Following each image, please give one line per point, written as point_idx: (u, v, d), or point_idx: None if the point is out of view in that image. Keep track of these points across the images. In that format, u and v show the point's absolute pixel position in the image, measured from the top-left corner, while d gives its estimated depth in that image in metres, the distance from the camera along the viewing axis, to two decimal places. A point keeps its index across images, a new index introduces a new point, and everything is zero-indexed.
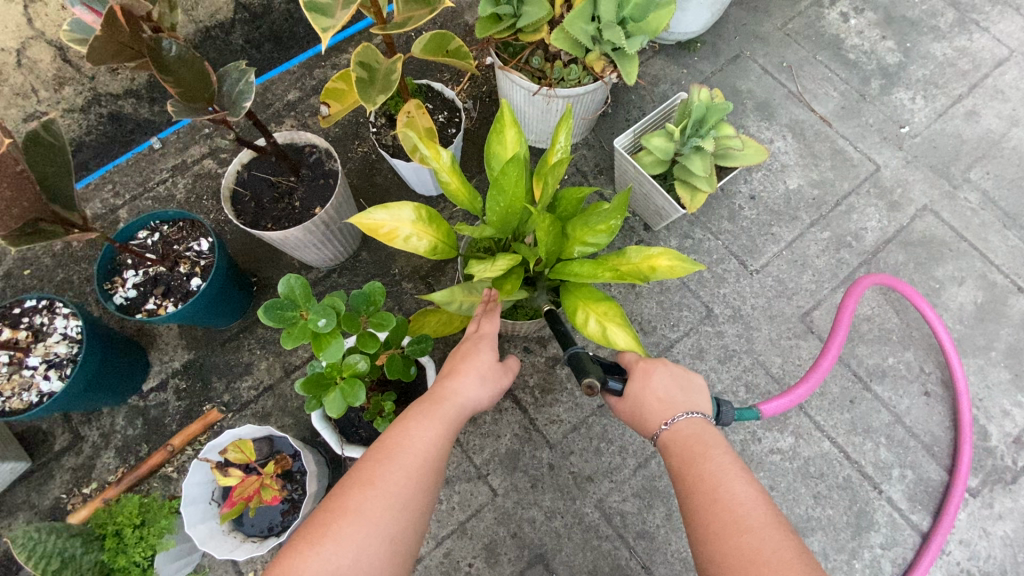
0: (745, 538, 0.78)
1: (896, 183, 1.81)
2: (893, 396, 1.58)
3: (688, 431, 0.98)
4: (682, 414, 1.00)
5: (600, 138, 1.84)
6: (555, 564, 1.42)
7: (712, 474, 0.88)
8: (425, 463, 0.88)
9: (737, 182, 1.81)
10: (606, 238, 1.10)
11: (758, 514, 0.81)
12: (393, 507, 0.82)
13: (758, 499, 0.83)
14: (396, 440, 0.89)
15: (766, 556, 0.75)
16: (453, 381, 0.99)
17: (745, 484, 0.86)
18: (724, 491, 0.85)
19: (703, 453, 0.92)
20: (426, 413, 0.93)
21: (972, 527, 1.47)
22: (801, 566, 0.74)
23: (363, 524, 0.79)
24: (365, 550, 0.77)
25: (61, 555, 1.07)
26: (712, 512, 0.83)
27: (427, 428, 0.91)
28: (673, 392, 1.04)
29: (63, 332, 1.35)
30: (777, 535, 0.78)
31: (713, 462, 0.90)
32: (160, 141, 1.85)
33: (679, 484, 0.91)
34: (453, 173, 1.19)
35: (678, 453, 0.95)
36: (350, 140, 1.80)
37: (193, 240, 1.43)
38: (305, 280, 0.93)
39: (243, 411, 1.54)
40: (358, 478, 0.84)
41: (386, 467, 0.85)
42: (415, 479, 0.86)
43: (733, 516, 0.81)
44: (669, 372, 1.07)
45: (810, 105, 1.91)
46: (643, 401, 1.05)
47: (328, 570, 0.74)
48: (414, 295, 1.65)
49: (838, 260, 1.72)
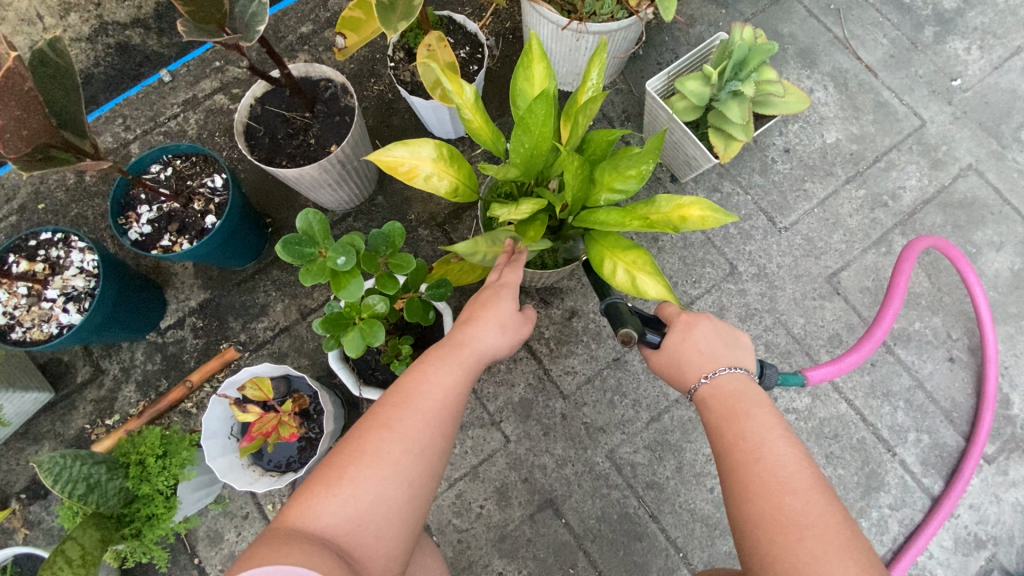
0: (789, 500, 0.78)
1: (941, 140, 1.71)
2: (916, 361, 1.55)
3: (729, 386, 0.96)
4: (724, 368, 0.98)
5: (629, 82, 1.74)
6: (565, 509, 1.45)
7: (754, 434, 0.87)
8: (442, 408, 0.87)
9: (772, 134, 1.71)
10: (636, 184, 1.05)
11: (802, 477, 0.81)
12: (411, 452, 0.82)
13: (802, 464, 0.83)
14: (414, 386, 0.88)
15: (809, 520, 0.76)
16: (470, 329, 0.96)
17: (789, 447, 0.85)
18: (768, 452, 0.84)
19: (746, 412, 0.91)
20: (444, 358, 0.92)
21: (984, 493, 1.47)
22: (845, 534, 0.75)
23: (380, 468, 0.79)
24: (383, 493, 0.78)
25: (87, 480, 1.09)
26: (753, 472, 0.83)
27: (446, 374, 0.90)
28: (715, 345, 1.02)
29: (79, 266, 1.34)
30: (821, 500, 0.78)
31: (756, 421, 0.89)
32: (170, 73, 1.77)
33: (717, 441, 0.91)
34: (476, 110, 1.13)
35: (717, 410, 0.94)
36: (365, 78, 1.72)
37: (206, 175, 1.40)
38: (323, 216, 0.89)
39: (259, 351, 1.55)
40: (375, 421, 0.83)
41: (403, 412, 0.84)
42: (432, 424, 0.85)
43: (776, 478, 0.81)
44: (712, 328, 1.04)
45: (856, 53, 1.78)
46: (682, 353, 1.03)
47: (346, 510, 0.75)
48: (431, 242, 1.62)
49: (872, 220, 1.64)
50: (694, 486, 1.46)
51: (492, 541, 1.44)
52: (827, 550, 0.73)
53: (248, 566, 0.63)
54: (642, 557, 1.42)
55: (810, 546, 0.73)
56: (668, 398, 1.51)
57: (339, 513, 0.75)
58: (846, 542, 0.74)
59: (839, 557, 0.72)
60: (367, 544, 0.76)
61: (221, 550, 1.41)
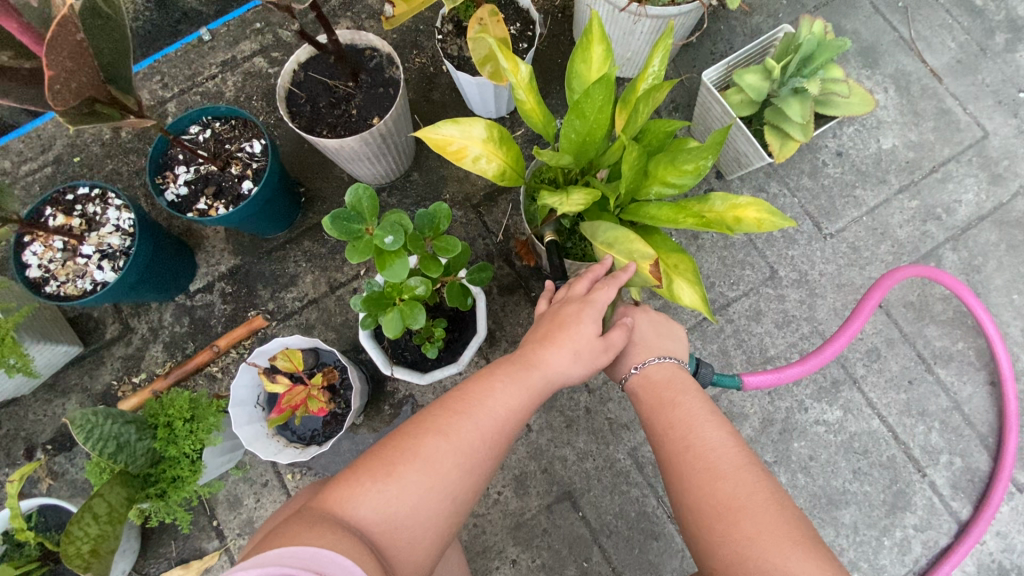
0: (720, 484, 0.82)
1: (1003, 154, 1.63)
2: (955, 382, 1.50)
3: (658, 376, 1.01)
4: (654, 358, 1.03)
5: (679, 71, 1.68)
6: (582, 503, 1.44)
7: (682, 421, 0.91)
8: (500, 430, 0.85)
9: (825, 135, 1.64)
10: (692, 179, 1.00)
11: (731, 457, 0.85)
12: (463, 467, 0.80)
13: (730, 444, 0.87)
14: (479, 397, 0.86)
15: (739, 500, 0.79)
16: (548, 351, 0.91)
17: (715, 429, 0.89)
18: (695, 438, 0.88)
19: (672, 400, 0.96)
20: (514, 377, 0.89)
21: (1013, 521, 1.44)
22: (773, 508, 0.79)
23: (430, 475, 0.78)
24: (426, 500, 0.77)
25: (116, 440, 1.09)
26: (686, 459, 0.87)
27: (512, 394, 0.87)
28: (649, 337, 1.06)
29: (115, 223, 1.34)
30: (749, 478, 0.82)
31: (682, 409, 0.94)
32: (210, 33, 1.74)
33: (651, 430, 0.95)
34: (529, 90, 1.09)
35: (646, 400, 0.99)
36: (408, 49, 1.68)
37: (245, 140, 1.37)
38: (373, 192, 0.86)
39: (287, 321, 1.54)
40: (431, 424, 0.82)
41: (461, 422, 0.83)
42: (488, 444, 0.84)
43: (706, 462, 0.85)
44: (649, 321, 1.08)
45: (921, 55, 1.69)
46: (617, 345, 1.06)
47: (386, 509, 0.75)
48: (464, 224, 1.58)
49: (923, 232, 1.58)
50: None
51: (508, 529, 1.43)
52: (759, 529, 0.76)
53: (292, 543, 0.64)
54: (657, 557, 1.41)
55: (745, 527, 0.77)
56: None
57: (379, 510, 0.74)
58: (778, 515, 0.78)
59: (773, 534, 0.76)
60: (400, 547, 0.75)
61: (240, 515, 1.43)
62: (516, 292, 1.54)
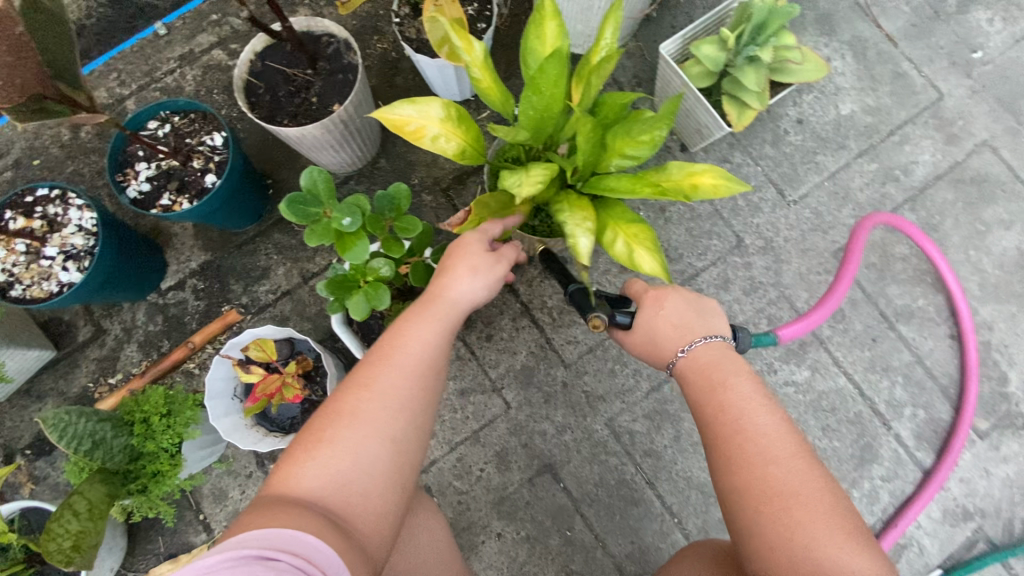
0: (772, 471, 0.83)
1: (958, 114, 1.67)
2: (917, 337, 1.55)
3: (706, 357, 1.00)
4: (700, 339, 1.01)
5: (641, 46, 1.69)
6: (563, 474, 1.47)
7: (734, 406, 0.91)
8: (422, 362, 0.87)
9: (785, 104, 1.67)
10: (648, 150, 1.02)
11: (782, 445, 0.86)
12: (393, 408, 0.82)
13: (783, 431, 0.88)
14: (395, 341, 0.87)
15: (790, 489, 0.81)
16: (449, 280, 0.93)
17: (768, 416, 0.90)
18: (749, 425, 0.88)
19: (723, 383, 0.95)
20: (422, 316, 0.90)
21: (974, 467, 1.51)
22: (829, 498, 0.81)
23: (360, 427, 0.80)
24: (365, 451, 0.79)
25: (92, 437, 1.10)
26: (737, 445, 0.87)
27: (426, 329, 0.89)
28: (687, 317, 1.04)
29: (78, 223, 1.32)
30: (801, 467, 0.84)
31: (735, 393, 0.93)
32: (166, 26, 1.71)
33: (699, 411, 0.95)
34: (485, 69, 1.09)
35: (695, 381, 0.98)
36: (368, 35, 1.66)
37: (205, 133, 1.36)
38: (328, 174, 0.86)
39: (261, 314, 1.54)
40: (352, 383, 0.83)
41: (381, 370, 0.84)
42: (413, 379, 0.85)
43: (759, 448, 0.86)
44: (683, 299, 1.06)
45: (877, 21, 1.72)
46: (655, 328, 1.04)
47: (329, 473, 0.76)
48: (434, 208, 1.59)
49: (882, 194, 1.62)
50: (691, 455, 1.47)
51: (491, 503, 1.46)
52: (812, 517, 0.79)
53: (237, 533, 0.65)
54: (638, 521, 1.45)
55: (795, 515, 0.79)
56: None
57: (322, 475, 0.76)
58: (830, 505, 0.80)
59: (823, 523, 0.78)
60: (355, 503, 0.76)
61: (226, 508, 1.44)
62: None
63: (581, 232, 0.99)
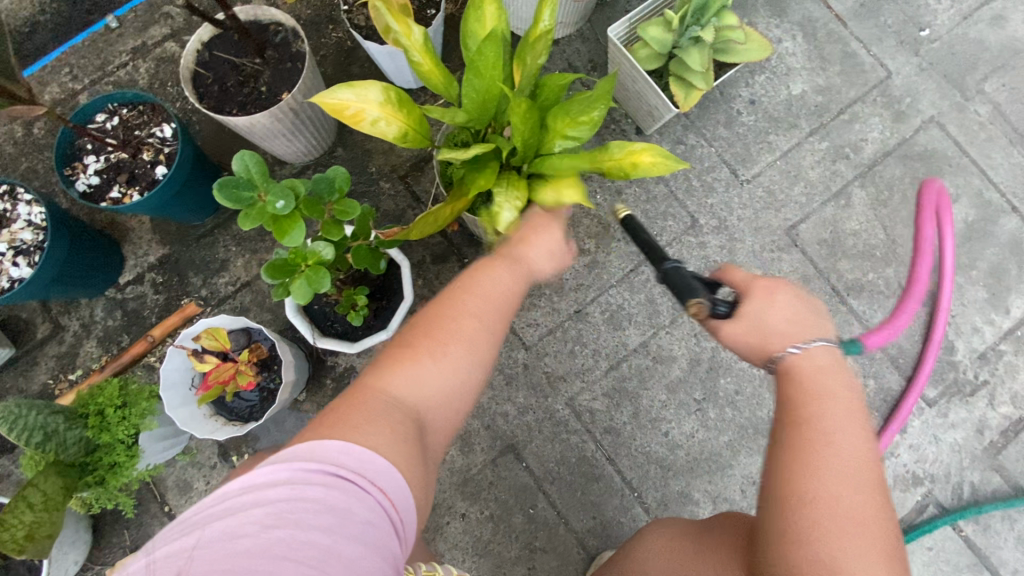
0: (841, 496, 0.72)
1: (906, 92, 1.71)
2: (867, 310, 1.59)
3: (817, 362, 0.81)
4: (819, 340, 0.82)
5: (596, 30, 1.70)
6: (525, 454, 1.50)
7: (826, 420, 0.76)
8: (505, 309, 0.87)
9: (738, 85, 1.69)
10: (588, 130, 1.04)
11: (864, 476, 0.74)
12: (484, 345, 0.82)
13: (866, 456, 0.75)
14: (478, 286, 0.87)
15: (854, 519, 0.70)
16: (530, 248, 0.95)
17: (859, 438, 0.76)
18: (836, 444, 0.75)
19: (823, 396, 0.79)
20: (512, 271, 0.91)
21: (924, 434, 1.56)
22: (885, 536, 0.71)
23: (456, 354, 0.79)
24: (458, 374, 0.79)
25: (44, 429, 1.10)
26: (813, 459, 0.74)
27: (511, 281, 0.90)
28: (799, 313, 0.84)
29: (27, 218, 1.32)
30: (873, 497, 0.72)
31: (835, 407, 0.78)
32: (117, 19, 1.69)
33: (785, 412, 0.81)
34: (426, 53, 1.10)
35: (794, 385, 0.81)
36: (322, 24, 1.66)
37: (155, 125, 1.36)
38: (261, 158, 0.87)
39: (222, 306, 1.54)
40: (452, 311, 0.82)
41: (472, 308, 0.84)
42: (500, 322, 0.86)
43: (838, 469, 0.73)
44: (793, 295, 0.85)
45: (827, 1, 1.74)
46: (760, 324, 0.84)
47: (424, 390, 0.75)
48: (393, 196, 1.60)
49: (833, 172, 1.66)
50: (650, 431, 1.51)
51: (455, 485, 1.49)
52: (864, 554, 0.68)
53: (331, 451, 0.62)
54: (599, 497, 1.48)
55: (852, 549, 0.68)
56: (627, 347, 1.54)
57: (417, 390, 0.75)
58: (884, 542, 0.70)
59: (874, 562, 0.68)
60: (439, 418, 0.77)
61: (191, 498, 1.45)
62: (449, 259, 1.57)
63: (508, 205, 1.03)
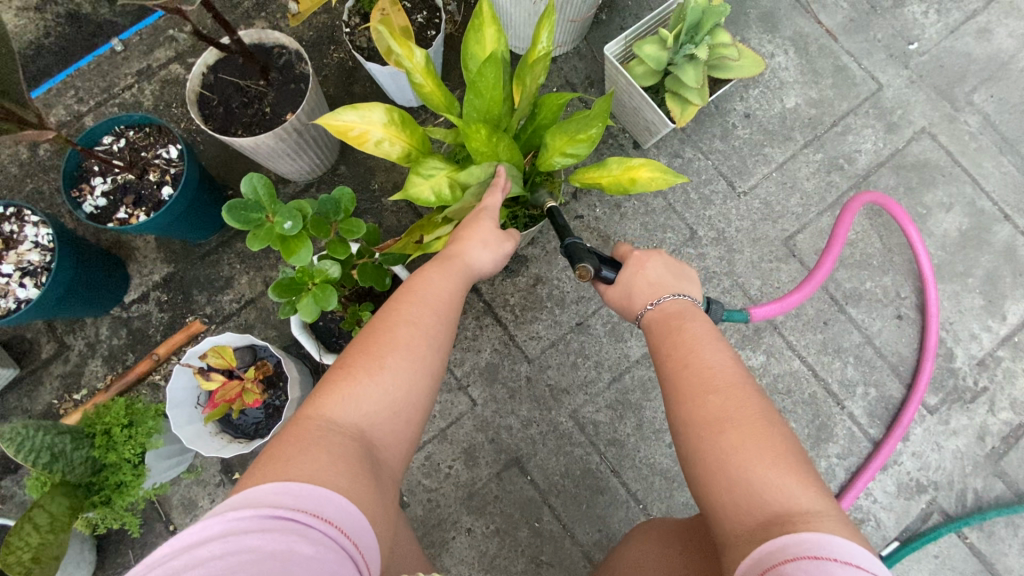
0: (709, 396, 0.80)
1: (897, 104, 1.74)
2: (866, 319, 1.61)
3: (673, 308, 1.00)
4: (669, 295, 1.02)
5: (592, 48, 1.74)
6: (530, 467, 1.50)
7: (686, 342, 0.90)
8: (445, 308, 0.91)
9: (732, 99, 1.73)
10: (586, 148, 1.06)
11: (727, 379, 0.82)
12: (421, 348, 0.84)
13: (727, 363, 0.85)
14: (420, 286, 0.91)
15: (729, 412, 0.77)
16: (464, 243, 0.99)
17: (716, 350, 0.88)
18: (697, 358, 0.86)
19: (679, 326, 0.95)
20: (445, 267, 0.96)
21: (926, 441, 1.57)
22: (761, 420, 0.76)
23: (394, 362, 0.81)
24: (396, 384, 0.80)
25: (51, 450, 1.10)
26: (683, 374, 0.85)
27: (447, 279, 0.94)
28: (664, 277, 1.06)
29: (34, 240, 1.33)
30: (738, 391, 0.80)
31: (689, 331, 0.92)
32: (122, 42, 1.73)
33: (657, 352, 0.94)
34: (427, 74, 1.13)
35: (657, 327, 0.98)
36: (324, 45, 1.69)
37: (161, 146, 1.38)
38: (269, 180, 0.89)
39: (226, 323, 1.56)
40: (383, 319, 0.86)
41: (411, 310, 0.87)
42: (439, 325, 0.88)
43: (702, 377, 0.83)
44: (663, 262, 1.08)
45: (817, 17, 1.79)
46: (635, 286, 1.07)
47: (364, 406, 0.77)
48: (395, 213, 1.62)
49: (828, 183, 1.68)
50: (654, 442, 1.51)
51: (460, 499, 1.49)
52: (745, 440, 0.73)
53: (266, 478, 0.62)
54: (604, 509, 1.48)
55: (731, 437, 0.74)
56: (629, 358, 1.55)
57: (354, 409, 0.76)
58: (761, 427, 0.75)
59: (756, 444, 0.73)
60: (383, 432, 0.78)
61: (196, 517, 1.45)
62: None
63: None
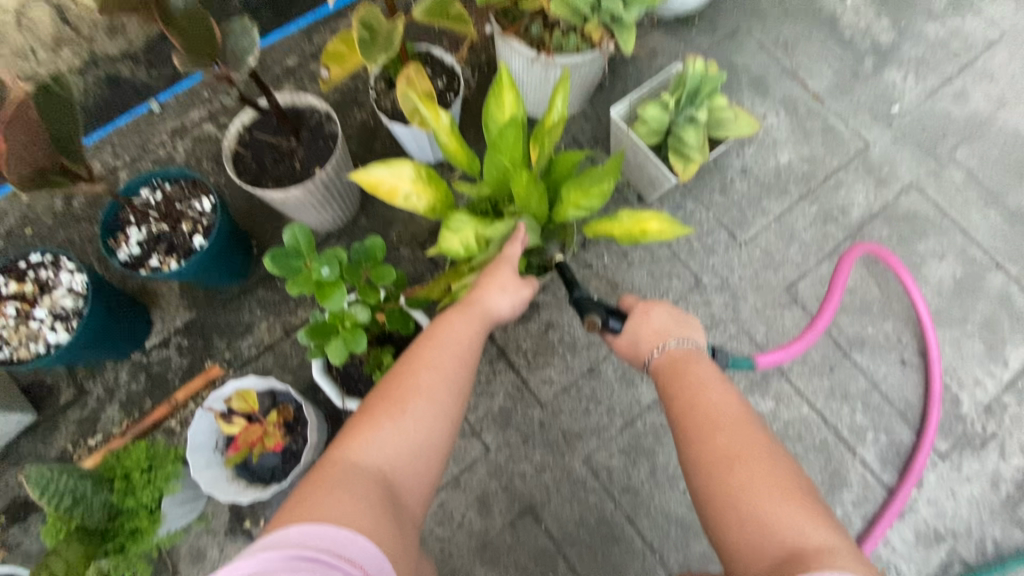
0: (717, 436, 0.83)
1: (884, 160, 1.86)
2: (871, 364, 1.65)
3: (679, 353, 1.04)
4: (675, 339, 1.06)
5: (597, 109, 1.87)
6: (544, 515, 1.49)
7: (693, 385, 0.94)
8: (466, 353, 0.95)
9: (729, 156, 1.84)
10: (599, 201, 1.14)
11: (734, 420, 0.85)
12: (443, 390, 0.88)
13: (732, 404, 0.88)
14: (442, 331, 0.96)
15: (737, 451, 0.80)
16: (485, 290, 1.04)
17: (721, 392, 0.91)
18: (704, 400, 0.90)
19: (685, 369, 0.98)
20: (465, 313, 1.00)
21: (940, 487, 1.57)
22: (769, 460, 0.78)
23: (418, 403, 0.84)
24: (419, 426, 0.83)
25: (72, 494, 1.10)
26: (691, 416, 0.88)
27: (467, 325, 0.98)
28: (669, 325, 1.10)
29: (68, 286, 1.38)
30: (745, 432, 0.83)
31: (695, 374, 0.96)
32: (160, 104, 1.85)
33: (665, 395, 0.97)
34: (451, 134, 1.22)
35: (664, 372, 1.01)
36: (349, 106, 1.82)
37: (195, 199, 1.46)
38: (308, 231, 0.96)
39: (244, 368, 1.59)
40: (406, 362, 0.90)
41: (433, 354, 0.91)
42: (460, 369, 0.92)
43: (709, 418, 0.86)
44: (668, 311, 1.12)
45: (804, 82, 1.93)
46: (640, 334, 1.11)
47: (388, 447, 0.80)
48: (412, 261, 1.69)
49: (824, 233, 1.77)
50: (668, 489, 1.51)
51: (474, 548, 1.47)
52: (754, 477, 0.76)
53: (298, 519, 0.65)
54: (620, 559, 1.46)
55: (740, 475, 0.77)
56: (641, 403, 1.57)
57: (380, 450, 0.79)
58: (770, 467, 0.77)
59: (765, 481, 0.75)
60: (406, 473, 0.80)
61: (204, 568, 1.42)
62: None
63: None
